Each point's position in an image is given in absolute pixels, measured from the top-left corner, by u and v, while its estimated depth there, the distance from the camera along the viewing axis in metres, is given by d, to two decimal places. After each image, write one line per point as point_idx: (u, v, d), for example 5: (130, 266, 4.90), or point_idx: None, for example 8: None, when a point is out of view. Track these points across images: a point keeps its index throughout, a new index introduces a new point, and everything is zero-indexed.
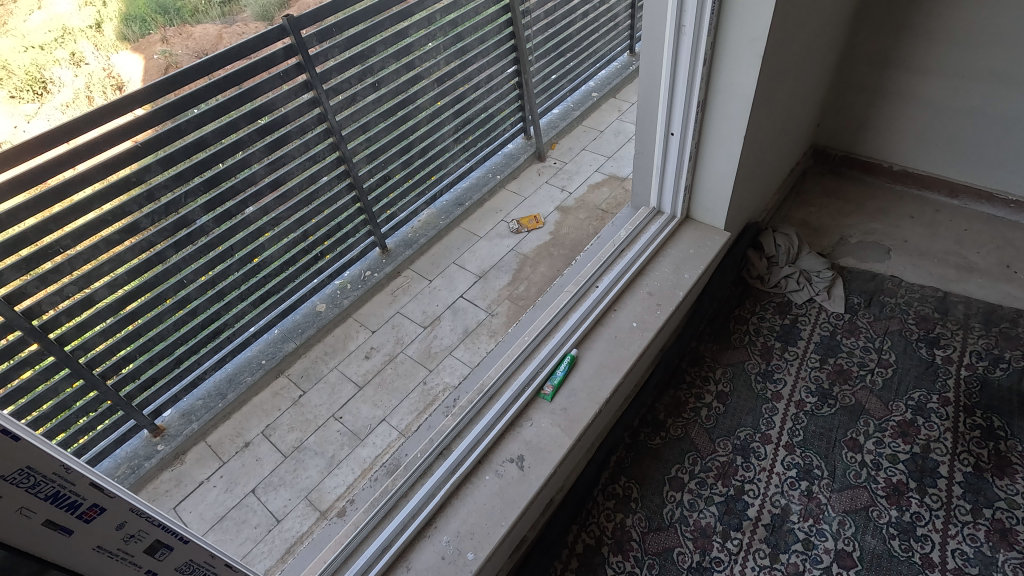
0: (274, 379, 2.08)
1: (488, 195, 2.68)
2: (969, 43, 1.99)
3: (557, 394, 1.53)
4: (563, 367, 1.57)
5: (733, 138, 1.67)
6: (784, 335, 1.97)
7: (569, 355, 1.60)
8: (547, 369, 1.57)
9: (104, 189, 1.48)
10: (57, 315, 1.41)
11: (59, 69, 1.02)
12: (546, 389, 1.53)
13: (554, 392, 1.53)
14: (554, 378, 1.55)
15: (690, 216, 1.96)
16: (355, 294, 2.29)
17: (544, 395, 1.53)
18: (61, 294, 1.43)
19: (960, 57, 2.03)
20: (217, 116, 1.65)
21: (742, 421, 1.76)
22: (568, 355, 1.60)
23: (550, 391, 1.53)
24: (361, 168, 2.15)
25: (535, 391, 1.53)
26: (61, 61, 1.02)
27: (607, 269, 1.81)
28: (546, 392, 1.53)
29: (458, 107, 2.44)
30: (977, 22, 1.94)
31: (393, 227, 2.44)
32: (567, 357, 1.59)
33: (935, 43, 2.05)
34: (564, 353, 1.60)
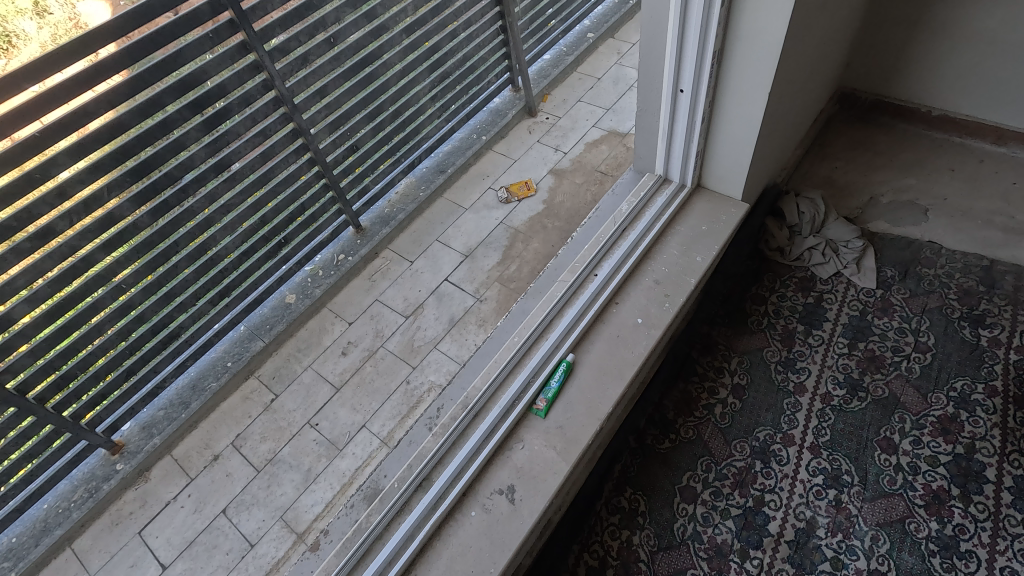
0: (243, 382, 1.89)
1: (473, 158, 2.40)
2: None
3: (553, 412, 1.33)
4: (561, 375, 1.36)
5: (756, 92, 1.38)
6: (808, 317, 1.75)
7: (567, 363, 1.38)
8: (541, 379, 1.36)
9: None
10: None
11: (22, 21, 0.78)
12: (539, 404, 1.33)
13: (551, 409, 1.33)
14: (550, 391, 1.34)
15: (702, 183, 1.70)
16: (327, 281, 2.05)
17: (537, 411, 1.33)
18: None
19: None
20: (135, 90, 1.34)
21: (762, 420, 1.58)
22: (563, 362, 1.38)
23: (545, 407, 1.33)
24: (322, 139, 1.87)
25: (525, 406, 1.33)
26: (23, 11, 0.77)
27: (606, 254, 1.57)
28: (540, 408, 1.33)
29: (433, 59, 2.11)
30: None
31: (367, 202, 2.17)
32: (563, 365, 1.37)
33: None
34: (562, 359, 1.39)
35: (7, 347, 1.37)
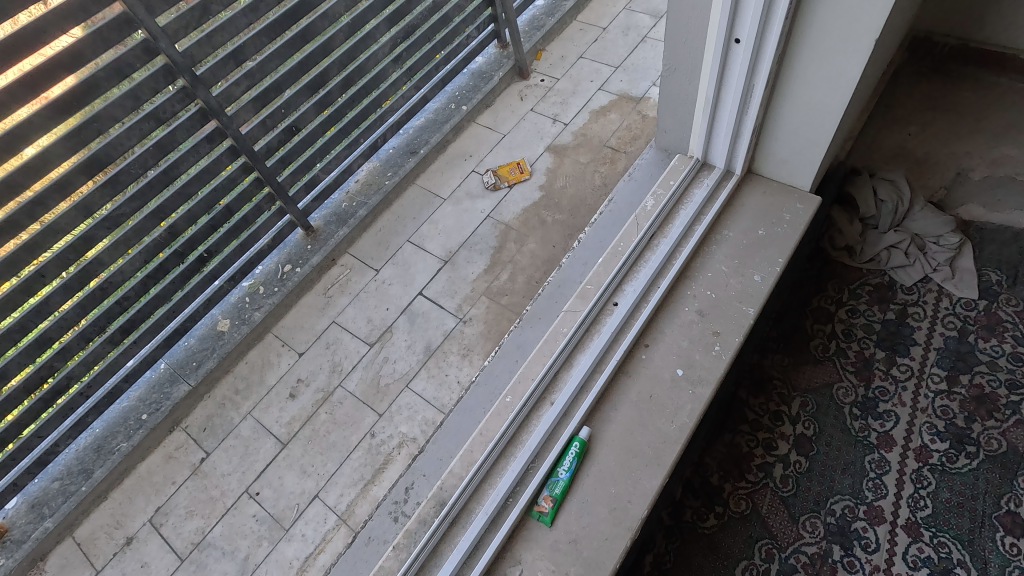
0: (167, 436, 1.49)
1: (452, 134, 1.93)
2: None
3: (561, 519, 0.93)
4: (572, 463, 0.95)
5: (856, 41, 0.89)
6: (890, 340, 1.34)
7: (580, 443, 0.97)
8: (545, 468, 0.96)
9: None
10: None
11: None
12: (540, 507, 0.93)
13: (558, 513, 0.93)
14: (557, 487, 0.94)
15: (754, 169, 1.25)
16: (270, 302, 1.61)
17: (538, 518, 0.93)
18: None
19: None
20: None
21: (837, 486, 1.19)
22: (575, 441, 0.97)
23: (549, 512, 0.93)
24: (246, 120, 1.41)
25: (521, 509, 0.94)
26: None
27: (629, 275, 1.15)
28: (542, 513, 0.93)
29: (393, 8, 1.59)
30: None
31: (317, 198, 1.71)
32: (575, 447, 0.96)
33: None
34: (575, 437, 0.98)
35: None
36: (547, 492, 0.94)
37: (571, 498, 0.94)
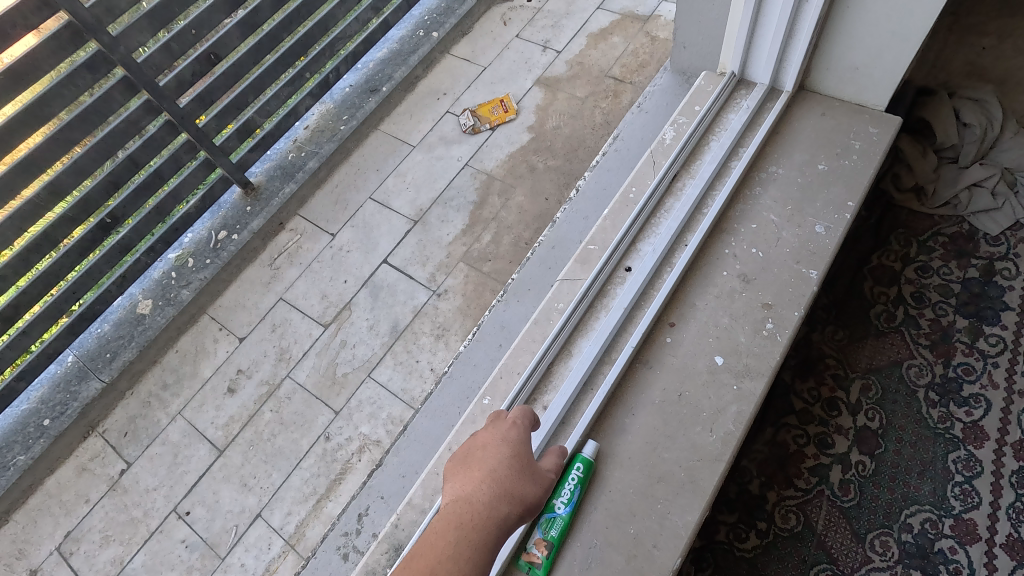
0: (80, 443, 1.23)
1: (421, 69, 1.59)
2: None
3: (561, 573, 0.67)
4: (574, 493, 0.69)
5: None
6: (973, 305, 1.05)
7: (584, 465, 0.70)
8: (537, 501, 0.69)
9: None
10: None
11: None
12: (530, 558, 0.67)
13: (555, 564, 0.68)
14: (553, 529, 0.68)
15: (807, 85, 0.93)
16: (201, 277, 1.32)
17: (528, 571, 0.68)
18: None
19: None
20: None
21: (914, 494, 0.93)
22: (578, 463, 0.70)
23: (543, 564, 0.67)
24: (140, 45, 1.09)
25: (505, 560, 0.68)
26: None
27: (645, 231, 0.85)
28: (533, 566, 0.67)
29: None
30: None
31: (255, 149, 1.39)
32: (578, 471, 0.69)
33: None
34: (578, 456, 0.71)
35: None
36: (540, 536, 0.68)
37: (573, 541, 0.68)
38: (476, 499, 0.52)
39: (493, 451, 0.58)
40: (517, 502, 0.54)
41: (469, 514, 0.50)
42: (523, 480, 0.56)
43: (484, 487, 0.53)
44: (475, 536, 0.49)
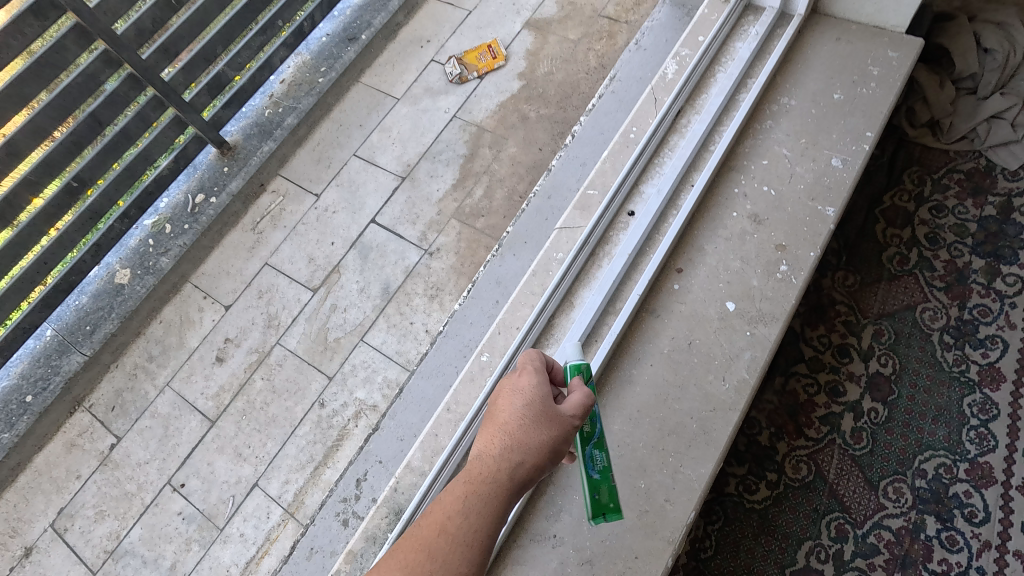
0: (67, 419, 1.19)
1: (403, 15, 1.48)
2: None
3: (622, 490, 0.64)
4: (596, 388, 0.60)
5: None
6: (991, 244, 1.01)
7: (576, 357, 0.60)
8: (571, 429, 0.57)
9: None
10: None
11: None
12: (605, 493, 0.57)
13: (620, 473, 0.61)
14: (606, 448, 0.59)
15: (825, 9, 0.86)
16: (180, 244, 1.26)
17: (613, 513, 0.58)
18: None
19: None
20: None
21: (928, 439, 0.90)
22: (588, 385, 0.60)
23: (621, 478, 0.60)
24: None
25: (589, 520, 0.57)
26: None
27: (648, 172, 0.79)
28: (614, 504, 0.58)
29: None
30: None
31: (229, 104, 1.33)
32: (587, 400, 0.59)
33: None
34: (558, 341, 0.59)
35: None
36: (599, 472, 0.57)
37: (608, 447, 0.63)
38: (479, 465, 0.41)
39: (512, 389, 0.46)
40: (535, 458, 0.42)
41: (457, 489, 0.41)
42: (543, 426, 0.43)
43: (489, 449, 0.42)
44: (471, 513, 0.39)
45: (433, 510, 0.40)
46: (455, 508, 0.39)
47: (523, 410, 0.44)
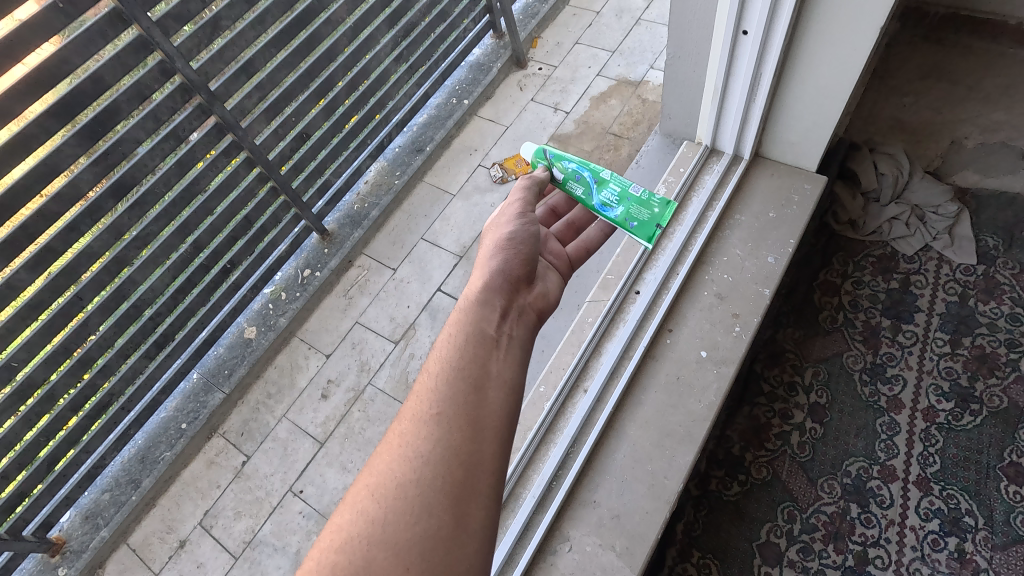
0: (206, 443, 1.55)
1: (456, 130, 1.94)
2: None
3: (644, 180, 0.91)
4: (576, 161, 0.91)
5: (858, 31, 0.94)
6: (894, 308, 1.40)
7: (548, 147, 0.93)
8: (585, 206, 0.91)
9: None
10: None
11: None
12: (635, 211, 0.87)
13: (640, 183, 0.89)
14: (612, 180, 0.89)
15: (764, 153, 1.29)
16: (294, 307, 1.66)
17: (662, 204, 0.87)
18: None
19: None
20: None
21: (851, 449, 1.27)
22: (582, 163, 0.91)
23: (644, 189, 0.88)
24: (259, 132, 1.43)
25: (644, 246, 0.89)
26: None
27: (648, 264, 1.20)
28: (655, 207, 0.87)
29: (393, 8, 1.62)
30: None
31: (330, 201, 1.76)
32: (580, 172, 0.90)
33: None
34: (532, 159, 0.94)
35: None
36: (620, 206, 0.88)
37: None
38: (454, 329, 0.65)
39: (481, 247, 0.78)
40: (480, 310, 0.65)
41: (432, 374, 0.59)
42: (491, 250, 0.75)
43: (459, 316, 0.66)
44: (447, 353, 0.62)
45: (417, 396, 0.59)
46: (433, 392, 0.57)
47: (490, 224, 0.81)
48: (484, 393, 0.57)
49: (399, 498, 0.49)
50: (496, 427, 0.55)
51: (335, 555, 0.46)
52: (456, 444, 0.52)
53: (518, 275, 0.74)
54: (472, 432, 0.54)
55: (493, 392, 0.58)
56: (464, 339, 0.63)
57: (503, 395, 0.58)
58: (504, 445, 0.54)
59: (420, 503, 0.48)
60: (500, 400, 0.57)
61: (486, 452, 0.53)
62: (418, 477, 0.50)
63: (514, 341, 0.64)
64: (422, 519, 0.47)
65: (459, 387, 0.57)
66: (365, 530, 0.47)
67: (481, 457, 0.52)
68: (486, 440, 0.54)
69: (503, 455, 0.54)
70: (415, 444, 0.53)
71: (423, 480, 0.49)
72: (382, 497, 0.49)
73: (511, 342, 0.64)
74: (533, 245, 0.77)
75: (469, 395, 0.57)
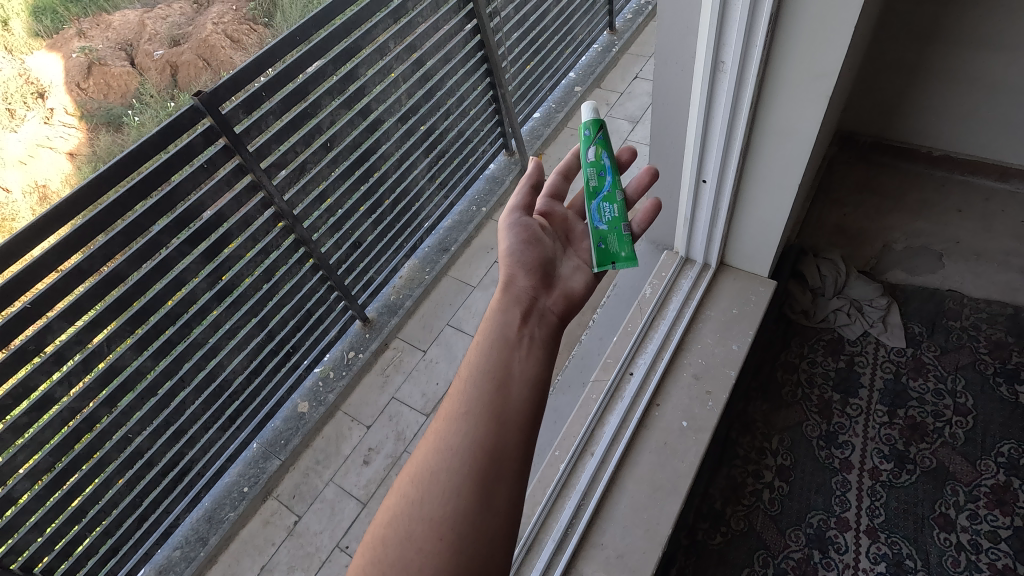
0: (262, 505, 1.78)
1: (475, 232, 2.31)
2: None
3: (631, 232, 1.05)
4: (610, 161, 1.05)
5: (784, 185, 1.30)
6: (843, 384, 1.71)
7: (603, 135, 1.05)
8: (587, 194, 1.03)
9: (15, 384, 1.22)
10: (17, 513, 1.34)
11: None
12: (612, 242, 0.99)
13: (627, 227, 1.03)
14: (616, 203, 1.02)
15: (725, 261, 1.64)
16: (340, 384, 1.96)
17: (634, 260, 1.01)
18: (9, 497, 1.31)
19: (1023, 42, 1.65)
20: (116, 217, 1.23)
21: (813, 503, 1.53)
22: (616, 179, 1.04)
23: (627, 234, 1.01)
24: (325, 242, 1.78)
25: (593, 271, 0.99)
26: None
27: (639, 351, 1.52)
28: (622, 253, 0.99)
29: (429, 141, 2.03)
30: None
31: (372, 293, 2.09)
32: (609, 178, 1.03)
33: (977, 43, 1.71)
34: (586, 123, 1.04)
35: (16, 519, 1.34)
36: (606, 223, 1.00)
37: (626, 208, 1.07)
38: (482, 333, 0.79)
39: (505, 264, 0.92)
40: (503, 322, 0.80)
41: (464, 378, 0.73)
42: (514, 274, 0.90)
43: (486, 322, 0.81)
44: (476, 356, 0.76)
45: (451, 396, 0.72)
46: (462, 393, 0.70)
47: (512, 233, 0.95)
48: (505, 392, 0.70)
49: (433, 480, 0.62)
50: (520, 420, 0.67)
51: (387, 528, 0.60)
52: (480, 438, 0.65)
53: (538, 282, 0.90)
54: (495, 428, 0.66)
55: (514, 390, 0.71)
56: (490, 344, 0.77)
57: (523, 392, 0.71)
58: (524, 436, 0.66)
59: (450, 486, 0.62)
60: (520, 397, 0.70)
61: (506, 443, 0.65)
62: (449, 466, 0.63)
63: (533, 345, 0.78)
64: (452, 498, 0.61)
65: (484, 388, 0.70)
66: (408, 506, 0.61)
67: (503, 447, 0.65)
68: (507, 432, 0.66)
69: (523, 445, 0.66)
70: (448, 438, 0.66)
71: (451, 467, 0.63)
72: (419, 480, 0.63)
73: (529, 347, 0.77)
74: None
75: (492, 394, 0.70)
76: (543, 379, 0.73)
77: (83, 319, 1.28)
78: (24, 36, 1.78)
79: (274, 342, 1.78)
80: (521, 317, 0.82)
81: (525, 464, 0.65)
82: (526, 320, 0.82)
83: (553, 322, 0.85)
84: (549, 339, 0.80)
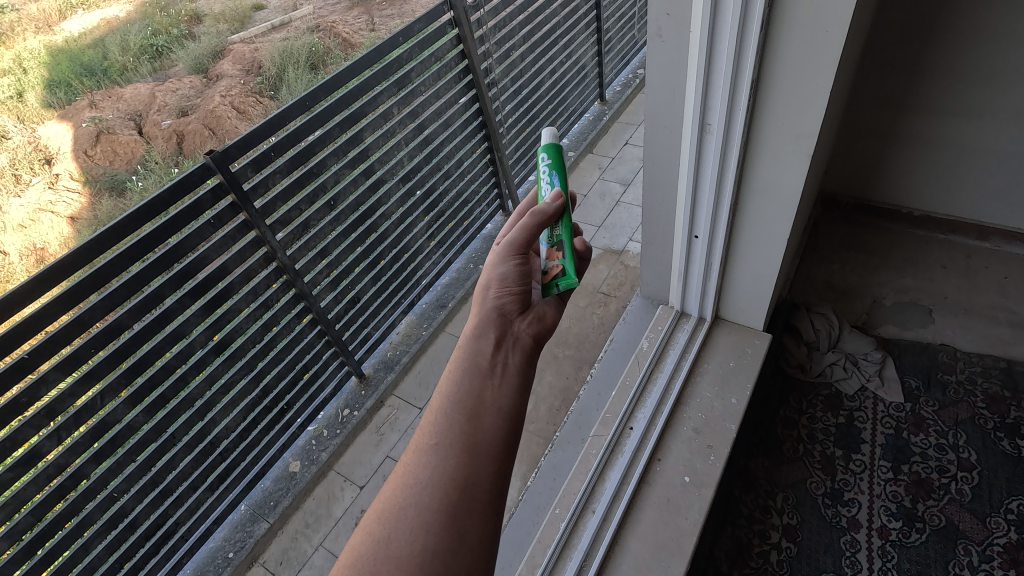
0: (246, 571, 1.70)
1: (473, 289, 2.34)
2: (995, 97, 1.73)
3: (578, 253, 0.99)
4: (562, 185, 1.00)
5: (773, 240, 1.35)
6: (844, 440, 1.69)
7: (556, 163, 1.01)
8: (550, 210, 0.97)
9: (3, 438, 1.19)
10: None
11: None
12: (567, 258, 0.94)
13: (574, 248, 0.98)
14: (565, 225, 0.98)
15: (720, 315, 1.66)
16: (334, 442, 1.92)
17: (563, 283, 0.93)
18: None
19: (986, 111, 1.77)
20: (122, 270, 1.26)
21: (822, 565, 1.48)
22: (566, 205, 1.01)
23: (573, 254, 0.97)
24: (324, 297, 1.80)
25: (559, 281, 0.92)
26: None
27: (638, 405, 1.51)
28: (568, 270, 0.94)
29: (429, 201, 2.10)
30: (1006, 75, 1.67)
31: (368, 349, 2.09)
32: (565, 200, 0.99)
33: (944, 111, 1.83)
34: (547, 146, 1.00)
35: None
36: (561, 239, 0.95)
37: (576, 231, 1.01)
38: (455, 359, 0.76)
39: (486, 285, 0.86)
40: (477, 348, 0.77)
41: (436, 407, 0.70)
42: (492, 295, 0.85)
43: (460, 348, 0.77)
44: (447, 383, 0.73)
45: (422, 427, 0.70)
46: (432, 425, 0.69)
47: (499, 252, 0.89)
48: (477, 424, 0.68)
49: (401, 517, 0.61)
50: (492, 452, 0.66)
51: (351, 568, 0.59)
52: (450, 472, 0.64)
53: (508, 310, 0.83)
54: (465, 462, 0.65)
55: (486, 422, 0.69)
56: (462, 372, 0.74)
57: (495, 423, 0.69)
58: (496, 468, 0.65)
59: (418, 523, 0.61)
60: (491, 429, 0.68)
61: (478, 477, 0.64)
62: (417, 502, 0.62)
63: (506, 373, 0.75)
64: (420, 537, 0.60)
65: (455, 420, 0.68)
66: (375, 545, 0.60)
67: (475, 480, 0.64)
68: (479, 464, 0.65)
69: (495, 476, 0.65)
70: (417, 472, 0.64)
71: (420, 504, 0.61)
72: (388, 517, 0.62)
73: (503, 375, 0.74)
74: (524, 281, 0.86)
75: (464, 426, 0.68)
76: (516, 410, 0.71)
77: (78, 372, 1.27)
78: (36, 108, 1.64)
79: (269, 398, 1.76)
80: (494, 342, 0.78)
81: (497, 498, 0.64)
82: (499, 346, 0.78)
83: (528, 346, 0.81)
84: (524, 366, 0.77)
